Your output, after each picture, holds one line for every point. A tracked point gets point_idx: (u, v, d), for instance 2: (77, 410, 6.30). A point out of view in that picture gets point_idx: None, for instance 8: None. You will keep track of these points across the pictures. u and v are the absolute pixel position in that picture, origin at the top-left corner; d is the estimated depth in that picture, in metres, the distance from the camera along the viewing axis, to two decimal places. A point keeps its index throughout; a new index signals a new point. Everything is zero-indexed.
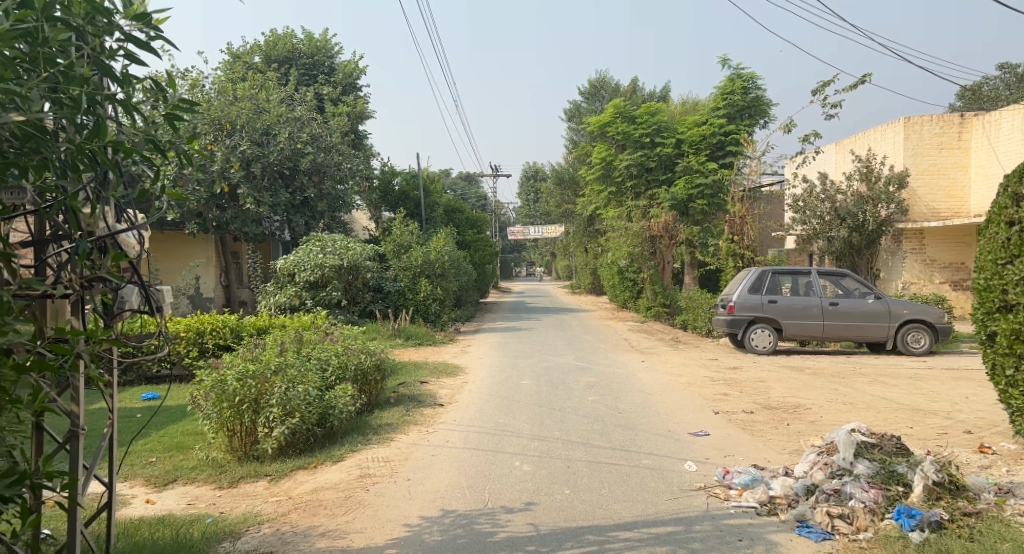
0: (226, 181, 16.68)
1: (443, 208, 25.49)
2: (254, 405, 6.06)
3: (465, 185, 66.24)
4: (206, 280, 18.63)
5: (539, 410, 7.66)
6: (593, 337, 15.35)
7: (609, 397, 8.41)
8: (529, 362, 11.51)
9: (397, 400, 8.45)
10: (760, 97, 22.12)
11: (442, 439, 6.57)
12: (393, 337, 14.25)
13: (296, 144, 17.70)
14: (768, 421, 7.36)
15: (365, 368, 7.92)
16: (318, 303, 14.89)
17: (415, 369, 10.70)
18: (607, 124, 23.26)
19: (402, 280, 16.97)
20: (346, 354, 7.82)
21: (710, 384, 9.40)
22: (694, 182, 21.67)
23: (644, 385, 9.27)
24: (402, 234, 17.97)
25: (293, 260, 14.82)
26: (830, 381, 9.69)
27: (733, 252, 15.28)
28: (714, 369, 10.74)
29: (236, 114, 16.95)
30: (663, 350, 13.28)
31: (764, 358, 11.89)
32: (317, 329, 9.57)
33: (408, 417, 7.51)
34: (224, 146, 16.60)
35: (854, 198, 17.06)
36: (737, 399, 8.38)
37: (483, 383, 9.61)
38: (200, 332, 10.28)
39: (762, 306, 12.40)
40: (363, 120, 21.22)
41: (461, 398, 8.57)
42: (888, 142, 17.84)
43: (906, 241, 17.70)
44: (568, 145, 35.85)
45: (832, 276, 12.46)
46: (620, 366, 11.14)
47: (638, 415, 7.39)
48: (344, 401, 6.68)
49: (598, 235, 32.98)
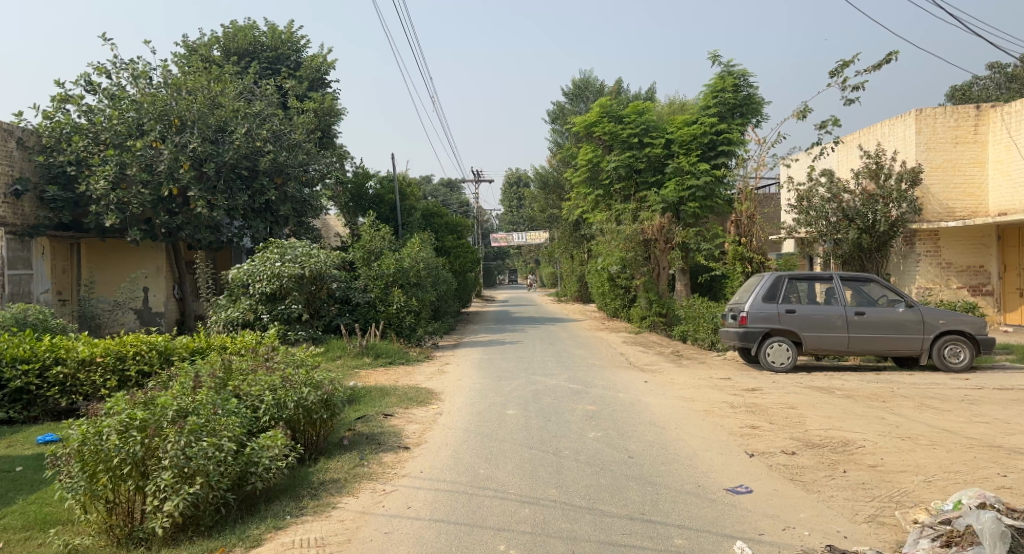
0: (176, 183, 14.87)
1: (420, 213, 23.80)
2: (140, 467, 4.51)
3: (447, 191, 64.72)
4: (155, 292, 16.81)
5: (529, 454, 6.12)
6: (586, 352, 13.75)
7: (614, 433, 6.88)
8: (515, 385, 9.91)
9: (352, 441, 6.83)
10: (752, 95, 20.88)
11: (401, 505, 5.02)
12: (360, 356, 12.59)
13: (254, 142, 16.06)
14: (817, 467, 5.87)
15: (309, 405, 6.29)
16: (275, 318, 13.30)
17: (380, 397, 9.06)
18: (594, 124, 22.00)
19: (371, 290, 15.19)
20: (284, 387, 6.21)
21: (732, 414, 7.89)
22: (685, 183, 20.38)
23: (654, 416, 7.73)
24: (372, 240, 16.15)
25: (246, 269, 13.30)
26: (871, 406, 8.23)
27: (740, 256, 13.76)
28: (730, 392, 9.23)
29: (185, 108, 15.28)
30: (666, 367, 11.75)
31: (783, 377, 10.41)
32: (256, 354, 7.88)
33: (362, 468, 5.90)
34: (172, 143, 14.88)
35: (862, 197, 15.88)
36: (771, 436, 6.86)
37: (461, 414, 8.02)
38: (120, 356, 8.61)
39: (779, 316, 10.91)
40: (331, 117, 19.52)
41: (432, 438, 6.97)
42: (897, 136, 16.60)
43: (921, 243, 16.30)
44: (553, 148, 34.44)
45: (855, 281, 11.06)
46: (621, 388, 9.59)
47: (654, 462, 5.88)
48: (271, 455, 5.10)
49: (586, 240, 31.52)
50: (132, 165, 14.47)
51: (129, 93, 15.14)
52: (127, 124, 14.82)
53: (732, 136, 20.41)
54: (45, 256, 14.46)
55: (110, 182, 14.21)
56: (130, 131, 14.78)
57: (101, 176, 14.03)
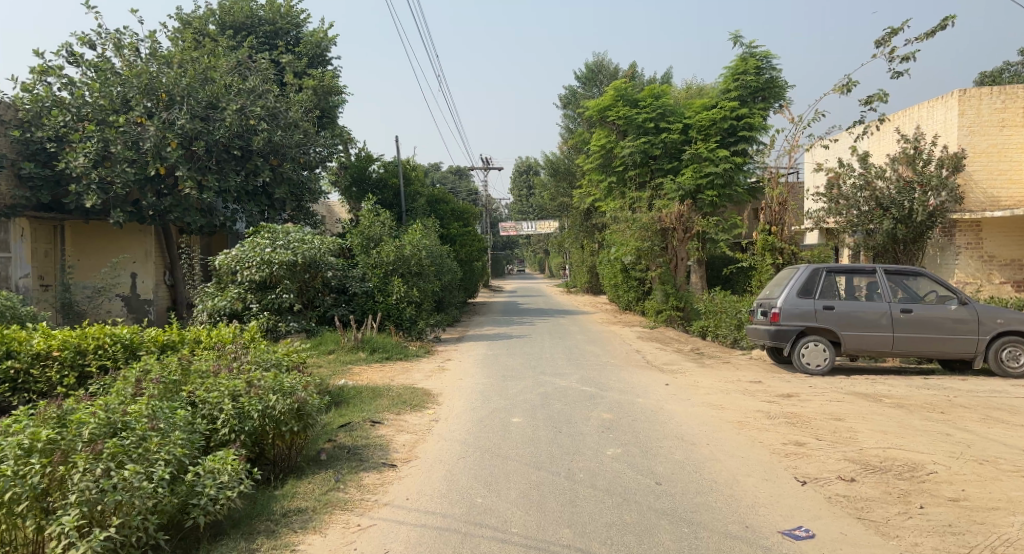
0: (163, 162, 13.87)
1: (426, 198, 22.74)
2: (39, 502, 3.59)
3: (456, 179, 63.77)
4: (143, 279, 15.87)
5: (537, 479, 5.16)
6: (598, 349, 12.71)
7: (636, 450, 5.89)
8: (522, 386, 8.93)
9: (330, 456, 5.85)
10: (775, 78, 19.67)
11: (376, 547, 4.07)
12: (354, 351, 11.64)
13: (247, 119, 15.06)
14: (885, 501, 4.84)
15: (277, 416, 5.30)
16: (265, 308, 12.36)
17: (370, 399, 8.08)
18: (608, 108, 21.03)
19: (369, 279, 14.22)
20: (245, 396, 5.26)
21: (771, 427, 6.86)
22: (703, 170, 19.52)
23: (681, 428, 6.71)
24: (371, 225, 15.12)
25: (234, 255, 12.37)
26: (929, 418, 7.16)
27: (770, 246, 12.61)
28: (764, 399, 8.18)
29: (172, 82, 14.32)
30: (687, 367, 10.72)
31: (819, 381, 9.37)
32: (225, 352, 6.92)
33: (335, 494, 4.93)
34: (158, 120, 13.91)
35: (896, 184, 14.88)
36: (821, 456, 5.82)
37: (460, 422, 7.05)
38: (80, 350, 7.64)
39: (816, 313, 9.86)
40: (331, 95, 18.51)
41: (423, 452, 6.01)
42: (936, 119, 15.44)
43: (960, 235, 15.15)
44: (565, 134, 33.37)
45: (901, 276, 10.03)
46: (640, 392, 8.57)
47: (686, 492, 4.90)
48: (216, 483, 4.14)
49: (599, 229, 30.45)
50: (116, 141, 13.48)
51: (114, 65, 14.13)
52: (111, 98, 13.82)
53: (753, 121, 19.13)
54: (24, 239, 13.44)
55: (92, 159, 13.24)
56: (114, 105, 13.76)
57: (82, 153, 13.06)
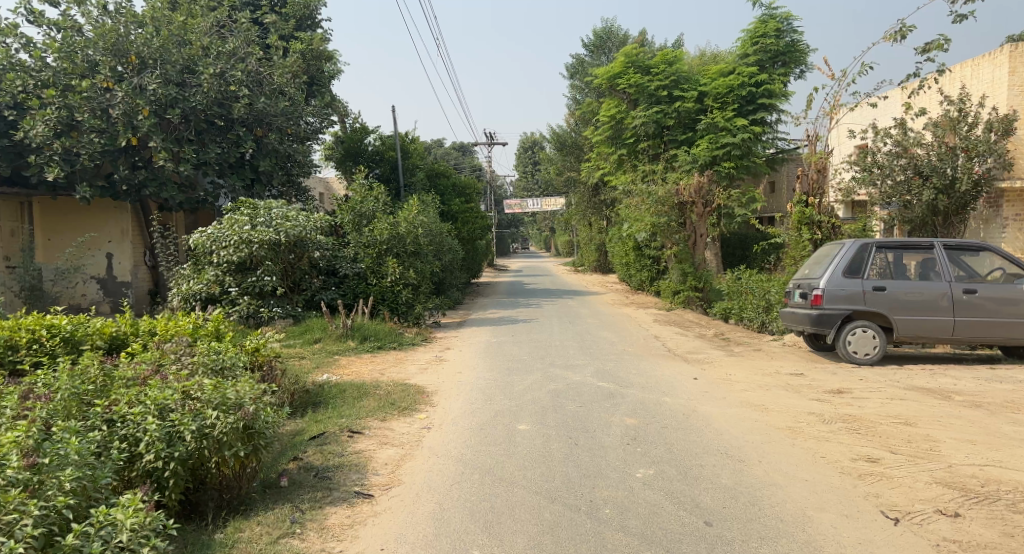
0: (135, 132, 12.61)
1: (425, 172, 21.43)
2: None
3: (458, 156, 62.28)
4: (120, 260, 14.48)
5: (550, 518, 4.03)
6: (612, 335, 11.53)
7: (674, 471, 4.74)
8: (529, 382, 7.76)
9: (291, 483, 4.66)
10: (796, 42, 18.92)
11: None
12: (343, 339, 10.48)
13: (228, 85, 13.75)
14: (1011, 548, 3.65)
15: (219, 437, 4.11)
16: (245, 292, 11.19)
17: (353, 401, 6.92)
18: (618, 75, 19.60)
19: (361, 260, 13.01)
20: (177, 414, 4.10)
21: (832, 436, 5.67)
22: (719, 141, 18.53)
23: (723, 439, 5.53)
24: (364, 200, 13.90)
25: (210, 234, 11.28)
26: (1018, 422, 5.95)
27: (807, 220, 11.33)
28: (812, 398, 6.99)
29: (143, 42, 12.95)
30: (716, 356, 9.53)
31: (870, 374, 8.19)
32: (171, 348, 5.71)
33: (286, 544, 3.77)
34: (127, 84, 12.61)
35: (936, 149, 13.54)
36: (904, 479, 4.63)
37: (455, 431, 5.88)
38: (10, 345, 6.28)
39: (865, 295, 8.65)
40: (321, 61, 17.16)
41: (408, 474, 4.84)
42: (983, 78, 14.15)
43: (1009, 206, 13.88)
44: (571, 105, 31.92)
45: (961, 252, 8.85)
46: (666, 388, 7.40)
47: (747, 538, 3.75)
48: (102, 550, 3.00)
49: (608, 205, 29.09)
50: (81, 109, 12.21)
51: (77, 23, 12.78)
52: (74, 60, 12.52)
53: (773, 87, 18.45)
54: None
55: (54, 128, 11.99)
56: (78, 68, 12.45)
57: (41, 120, 11.81)
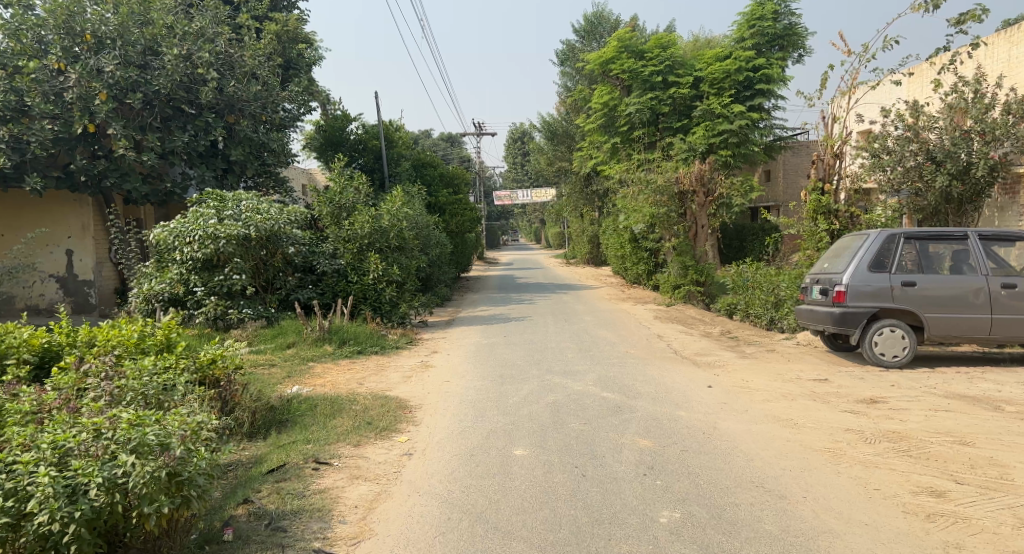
0: (93, 118, 11.63)
1: (411, 162, 20.48)
2: None
3: (446, 146, 61.21)
4: (81, 256, 13.50)
5: None
6: (612, 335, 10.69)
7: (705, 514, 3.91)
8: (525, 393, 6.89)
9: (236, 538, 3.77)
10: (794, 25, 18.22)
11: None
12: (320, 343, 9.56)
13: (194, 68, 12.75)
14: None
15: (135, 489, 3.22)
16: (212, 292, 10.23)
17: (324, 419, 6.03)
18: (611, 61, 18.60)
19: (341, 256, 12.10)
20: (79, 463, 3.22)
21: (882, 460, 4.85)
22: (716, 128, 17.77)
23: (756, 467, 4.70)
24: (343, 191, 12.99)
25: (173, 229, 10.35)
26: None
27: (823, 211, 10.59)
28: (846, 410, 6.17)
29: (99, 20, 11.90)
30: (728, 358, 8.72)
31: (900, 378, 7.41)
32: (100, 366, 4.79)
33: None
34: (82, 65, 11.59)
35: (949, 133, 12.72)
36: (985, 522, 3.81)
37: (439, 458, 5.00)
38: None
39: (892, 292, 7.85)
40: (298, 44, 16.17)
41: (380, 523, 3.95)
42: (998, 58, 13.42)
43: None
44: (562, 93, 31.01)
45: (997, 243, 8.05)
46: (680, 399, 6.57)
47: None
48: None
49: (601, 195, 28.27)
50: (32, 92, 11.30)
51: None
52: (23, 40, 11.48)
53: (771, 71, 17.75)
54: None
55: None
56: (27, 48, 11.45)
57: None
